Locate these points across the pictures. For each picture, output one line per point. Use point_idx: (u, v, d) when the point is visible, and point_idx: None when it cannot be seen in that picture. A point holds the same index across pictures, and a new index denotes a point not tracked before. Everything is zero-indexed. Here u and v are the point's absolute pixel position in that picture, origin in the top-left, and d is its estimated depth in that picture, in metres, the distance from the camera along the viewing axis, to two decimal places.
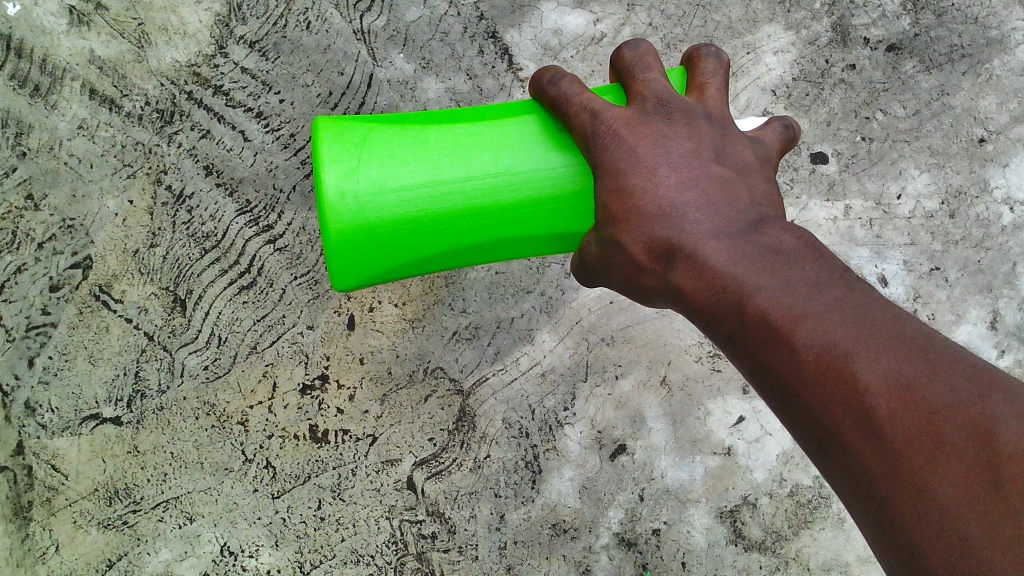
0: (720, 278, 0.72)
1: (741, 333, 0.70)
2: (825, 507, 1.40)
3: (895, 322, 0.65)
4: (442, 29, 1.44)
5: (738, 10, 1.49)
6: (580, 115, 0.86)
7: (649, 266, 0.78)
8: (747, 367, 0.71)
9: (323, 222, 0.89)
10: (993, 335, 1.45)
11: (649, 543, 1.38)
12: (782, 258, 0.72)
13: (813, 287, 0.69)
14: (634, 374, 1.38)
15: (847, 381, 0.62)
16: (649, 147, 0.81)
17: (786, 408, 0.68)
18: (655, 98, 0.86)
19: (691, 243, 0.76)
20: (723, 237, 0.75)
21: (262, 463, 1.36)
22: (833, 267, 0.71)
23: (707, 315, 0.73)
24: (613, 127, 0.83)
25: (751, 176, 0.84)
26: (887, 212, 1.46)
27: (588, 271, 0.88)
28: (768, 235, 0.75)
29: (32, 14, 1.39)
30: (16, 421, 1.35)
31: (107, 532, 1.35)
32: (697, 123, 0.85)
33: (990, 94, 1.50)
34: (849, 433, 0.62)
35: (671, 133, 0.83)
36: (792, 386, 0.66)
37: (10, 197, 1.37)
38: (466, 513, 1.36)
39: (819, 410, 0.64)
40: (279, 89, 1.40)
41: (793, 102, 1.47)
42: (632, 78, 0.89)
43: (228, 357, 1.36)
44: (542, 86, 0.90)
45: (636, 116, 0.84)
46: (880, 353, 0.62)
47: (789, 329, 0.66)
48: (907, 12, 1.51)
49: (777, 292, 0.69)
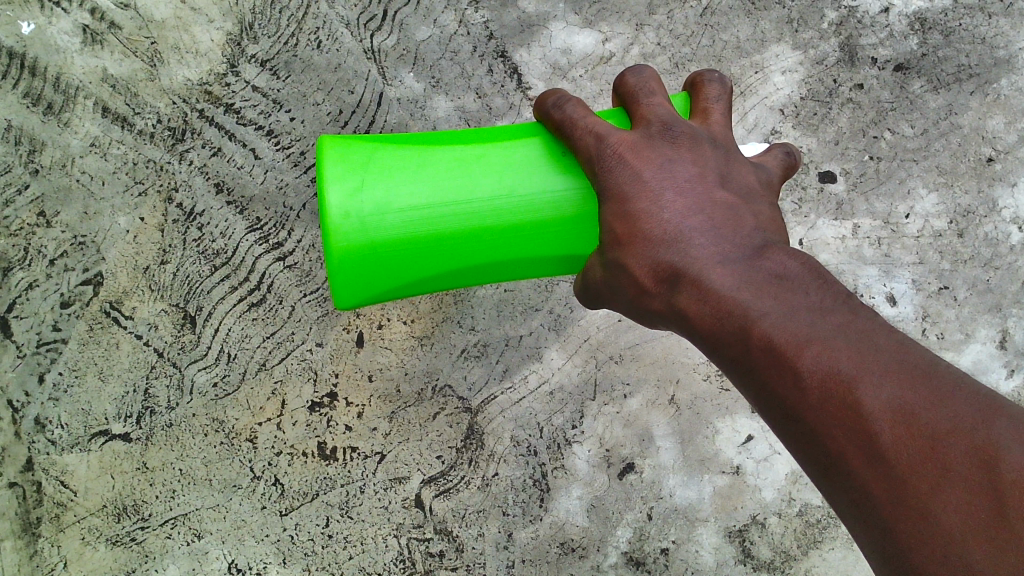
0: (725, 302, 0.73)
1: (745, 358, 0.70)
2: (834, 527, 1.39)
3: (899, 348, 0.65)
4: (452, 48, 1.45)
5: (746, 29, 1.49)
6: (585, 138, 0.86)
7: (654, 290, 0.78)
8: (750, 391, 0.71)
9: (326, 240, 0.90)
10: (1002, 354, 1.45)
11: (658, 562, 1.37)
12: (787, 284, 0.72)
13: (816, 312, 0.69)
14: (643, 393, 1.38)
15: (851, 407, 0.62)
16: (653, 172, 0.82)
17: (791, 433, 0.67)
18: (660, 123, 0.86)
19: (696, 267, 0.76)
20: (728, 262, 0.75)
21: (270, 480, 1.36)
22: (837, 294, 0.72)
23: (711, 339, 0.73)
24: (618, 151, 0.84)
25: (755, 202, 0.84)
26: (896, 230, 1.46)
27: (592, 294, 0.88)
28: (772, 260, 0.75)
29: (47, 32, 1.40)
30: (26, 437, 1.35)
31: (116, 549, 1.36)
32: (701, 147, 0.85)
33: (998, 113, 1.50)
34: (851, 458, 0.62)
35: (675, 158, 0.83)
36: (796, 411, 0.66)
37: (22, 214, 1.38)
38: (474, 531, 1.36)
39: (823, 435, 0.64)
40: (290, 107, 1.41)
41: (801, 122, 1.47)
42: (637, 103, 0.90)
43: (237, 373, 1.37)
44: (547, 109, 0.91)
45: (641, 141, 0.84)
46: (884, 379, 0.63)
47: (793, 354, 0.66)
48: (914, 32, 1.51)
49: (782, 317, 0.69)
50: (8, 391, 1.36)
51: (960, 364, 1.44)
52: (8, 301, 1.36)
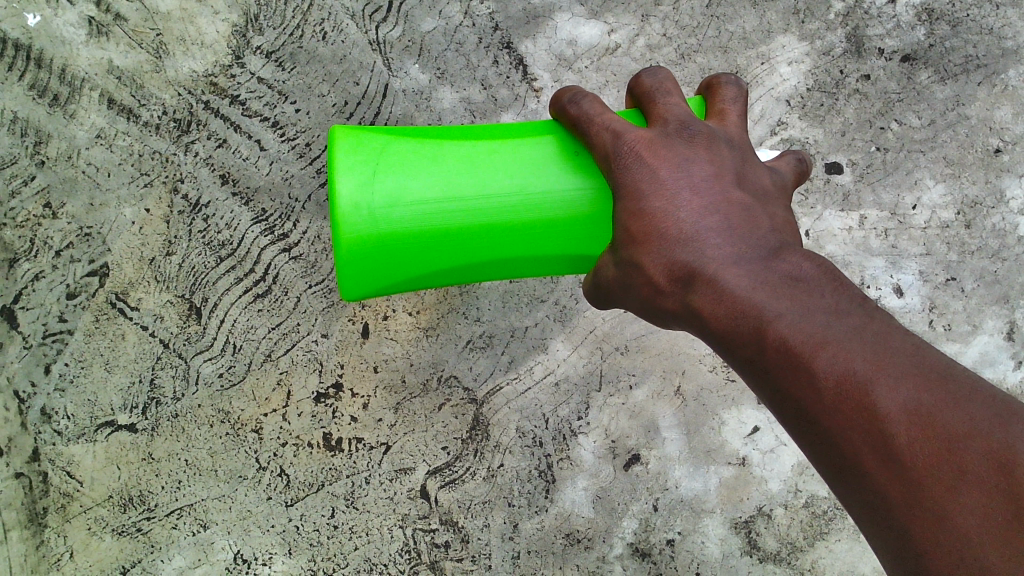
0: (742, 303, 0.72)
1: (759, 359, 0.70)
2: (841, 519, 1.39)
3: (914, 351, 0.65)
4: (458, 39, 1.45)
5: (751, 20, 1.49)
6: (601, 134, 0.86)
7: (668, 289, 0.78)
8: (764, 391, 0.71)
9: (336, 230, 0.89)
10: (1010, 346, 1.44)
11: (664, 553, 1.37)
12: (803, 286, 0.72)
13: (832, 314, 0.69)
14: (648, 384, 1.38)
15: (866, 409, 0.62)
16: (671, 170, 0.81)
17: (805, 433, 0.67)
18: (678, 121, 0.86)
19: (711, 268, 0.75)
20: (743, 263, 0.75)
21: (276, 470, 1.35)
22: (851, 296, 0.72)
23: (725, 339, 0.73)
24: (635, 148, 0.83)
25: (771, 204, 0.84)
26: (902, 221, 1.46)
27: (603, 293, 0.88)
28: (788, 262, 0.75)
29: (52, 24, 1.41)
30: (33, 428, 1.35)
31: (122, 539, 1.36)
32: (718, 147, 0.85)
33: (1005, 104, 1.49)
34: (866, 459, 0.62)
35: (692, 157, 0.83)
36: (810, 411, 0.66)
37: (29, 206, 1.38)
38: (480, 522, 1.36)
39: (837, 435, 0.64)
40: (295, 98, 1.41)
41: (808, 113, 1.47)
42: (653, 102, 0.89)
43: (243, 364, 1.37)
44: (563, 105, 0.91)
45: (659, 138, 0.84)
46: (900, 381, 0.62)
47: (809, 355, 0.66)
48: (921, 22, 1.50)
49: (798, 319, 0.69)
50: (14, 382, 1.36)
51: (967, 356, 1.44)
52: (15, 293, 1.36)
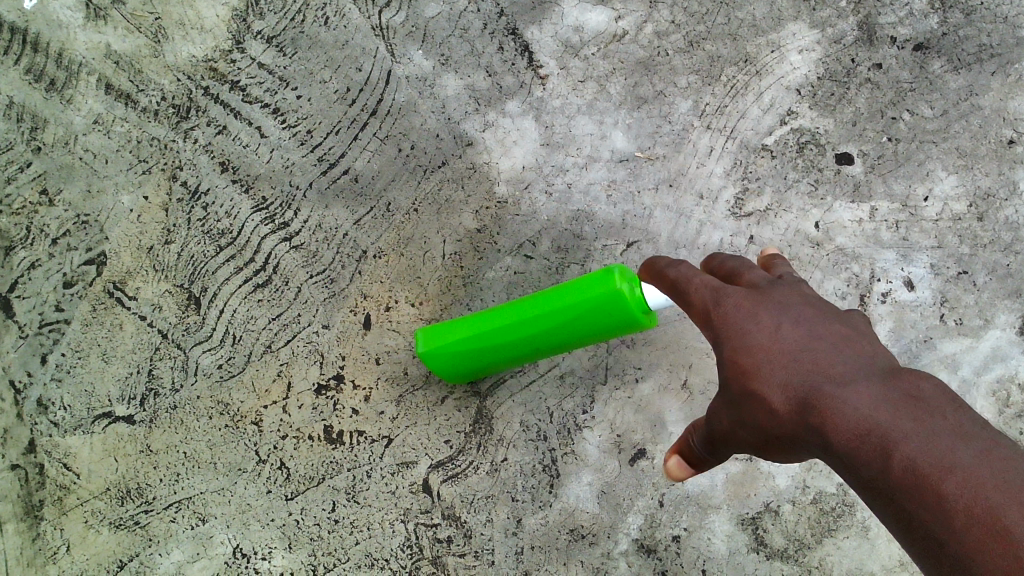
0: (865, 422, 0.73)
1: (880, 480, 0.70)
2: (849, 515, 1.32)
3: (1010, 464, 0.66)
4: (462, 25, 1.44)
5: (762, 8, 1.46)
6: (700, 290, 0.91)
7: (786, 417, 0.78)
8: (885, 514, 0.70)
9: (420, 329, 1.24)
10: (1022, 341, 1.39)
11: (669, 550, 1.32)
12: (921, 404, 0.73)
13: (952, 430, 0.70)
14: (654, 378, 1.35)
15: (987, 515, 0.62)
16: (768, 312, 0.84)
17: (915, 545, 0.67)
18: (765, 280, 0.91)
19: (826, 394, 0.77)
20: (864, 381, 0.77)
21: (276, 464, 1.33)
22: (971, 414, 0.72)
23: (847, 461, 0.73)
24: (734, 299, 0.86)
25: (879, 344, 0.85)
26: (913, 214, 1.42)
27: (716, 441, 0.89)
28: (906, 381, 0.76)
29: (49, 7, 1.40)
30: (28, 419, 1.33)
31: (119, 533, 1.31)
32: (817, 298, 0.87)
33: (1019, 94, 1.45)
34: (977, 560, 0.61)
35: (788, 300, 0.86)
36: (920, 526, 0.66)
37: (24, 192, 1.37)
38: (483, 517, 1.32)
39: (951, 543, 0.63)
40: (296, 85, 1.42)
41: (818, 102, 1.44)
42: (739, 274, 0.94)
43: (242, 355, 1.35)
44: (660, 270, 1.00)
45: (755, 292, 0.87)
46: (1005, 495, 0.63)
47: (932, 476, 0.66)
48: (934, 11, 1.47)
49: (921, 439, 0.70)
50: (10, 372, 1.33)
51: (978, 351, 1.39)
52: (11, 282, 1.35)
